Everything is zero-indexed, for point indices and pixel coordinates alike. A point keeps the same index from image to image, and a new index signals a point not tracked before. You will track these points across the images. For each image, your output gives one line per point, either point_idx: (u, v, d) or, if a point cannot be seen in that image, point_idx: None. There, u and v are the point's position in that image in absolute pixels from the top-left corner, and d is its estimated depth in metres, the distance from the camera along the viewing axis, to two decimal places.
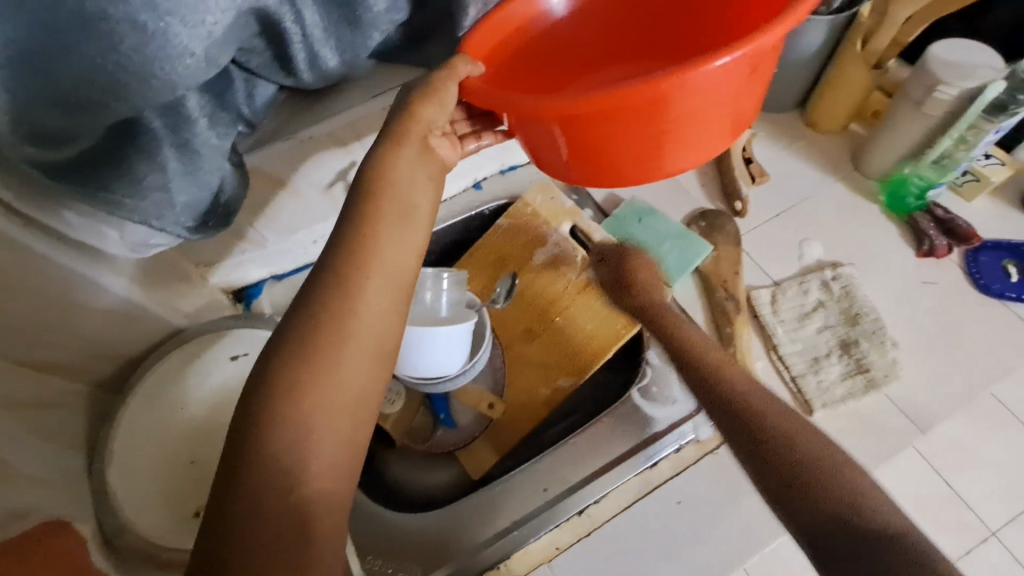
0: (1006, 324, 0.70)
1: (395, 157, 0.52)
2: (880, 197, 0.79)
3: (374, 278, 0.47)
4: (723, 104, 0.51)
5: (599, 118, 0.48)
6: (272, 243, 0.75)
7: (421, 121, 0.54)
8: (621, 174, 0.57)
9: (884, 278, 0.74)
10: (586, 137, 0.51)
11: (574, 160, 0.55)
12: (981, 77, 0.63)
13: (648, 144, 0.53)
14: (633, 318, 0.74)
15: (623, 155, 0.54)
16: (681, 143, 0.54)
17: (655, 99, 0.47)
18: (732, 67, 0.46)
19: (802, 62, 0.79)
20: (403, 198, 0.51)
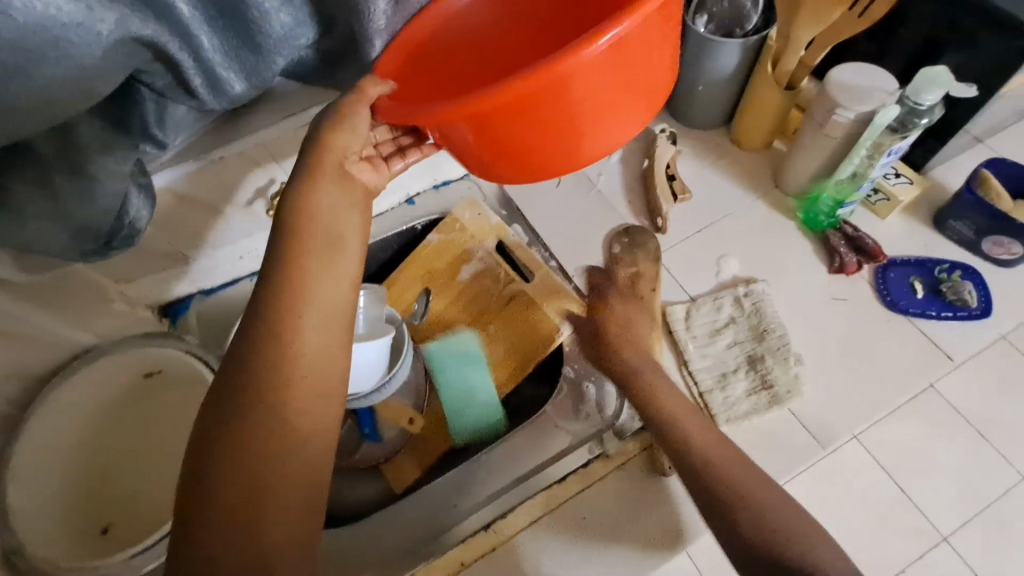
0: (913, 340, 0.72)
1: (316, 187, 0.51)
2: (797, 214, 0.81)
3: (308, 316, 0.47)
4: (633, 80, 0.49)
5: (506, 113, 0.46)
6: (194, 258, 0.75)
7: (335, 148, 0.54)
8: (547, 168, 0.55)
9: (797, 294, 0.75)
10: (500, 136, 0.49)
11: (496, 161, 0.53)
12: (877, 100, 0.66)
13: (568, 134, 0.51)
14: (552, 332, 0.75)
15: (545, 146, 0.51)
16: (601, 127, 0.51)
17: (564, 80, 0.44)
18: (626, 38, 0.44)
19: (721, 83, 0.81)
20: (327, 229, 0.50)
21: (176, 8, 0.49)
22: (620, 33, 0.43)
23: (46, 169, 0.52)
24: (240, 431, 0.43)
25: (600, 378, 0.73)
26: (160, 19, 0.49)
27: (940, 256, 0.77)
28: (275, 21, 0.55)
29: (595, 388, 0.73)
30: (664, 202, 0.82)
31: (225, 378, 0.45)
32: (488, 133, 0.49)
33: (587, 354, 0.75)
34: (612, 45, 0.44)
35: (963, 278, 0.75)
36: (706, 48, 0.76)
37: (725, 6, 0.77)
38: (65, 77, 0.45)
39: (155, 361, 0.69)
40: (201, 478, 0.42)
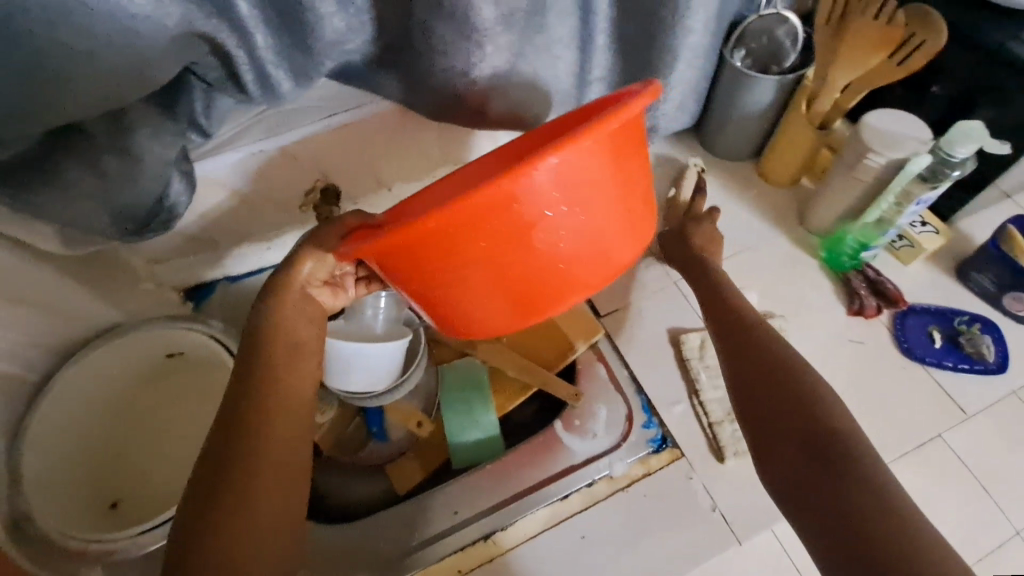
0: (925, 389, 0.72)
1: (281, 307, 0.51)
2: (819, 252, 0.81)
3: (276, 404, 0.48)
4: (579, 194, 0.40)
5: (459, 256, 0.40)
6: (222, 246, 0.78)
7: (298, 276, 0.51)
8: (515, 306, 0.45)
9: (813, 332, 0.76)
10: (452, 271, 0.41)
11: (446, 308, 0.45)
12: (908, 149, 0.66)
13: (512, 276, 0.42)
14: (566, 351, 0.76)
15: (512, 280, 0.42)
16: (573, 246, 0.42)
17: (489, 215, 0.38)
18: (584, 158, 0.39)
19: (754, 116, 0.82)
20: (289, 338, 0.50)
21: (235, 6, 0.51)
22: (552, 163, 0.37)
23: (96, 150, 0.54)
24: (210, 523, 0.43)
25: (613, 401, 0.73)
26: (223, 17, 0.51)
27: (961, 307, 0.76)
28: (328, 24, 0.57)
29: (607, 409, 0.73)
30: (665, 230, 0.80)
31: (205, 457, 0.46)
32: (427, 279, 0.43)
33: (599, 372, 0.75)
34: (570, 168, 0.38)
35: (982, 331, 0.74)
36: (741, 82, 0.78)
37: (764, 43, 0.79)
38: (125, 66, 0.47)
39: (178, 344, 0.71)
40: (181, 552, 0.43)
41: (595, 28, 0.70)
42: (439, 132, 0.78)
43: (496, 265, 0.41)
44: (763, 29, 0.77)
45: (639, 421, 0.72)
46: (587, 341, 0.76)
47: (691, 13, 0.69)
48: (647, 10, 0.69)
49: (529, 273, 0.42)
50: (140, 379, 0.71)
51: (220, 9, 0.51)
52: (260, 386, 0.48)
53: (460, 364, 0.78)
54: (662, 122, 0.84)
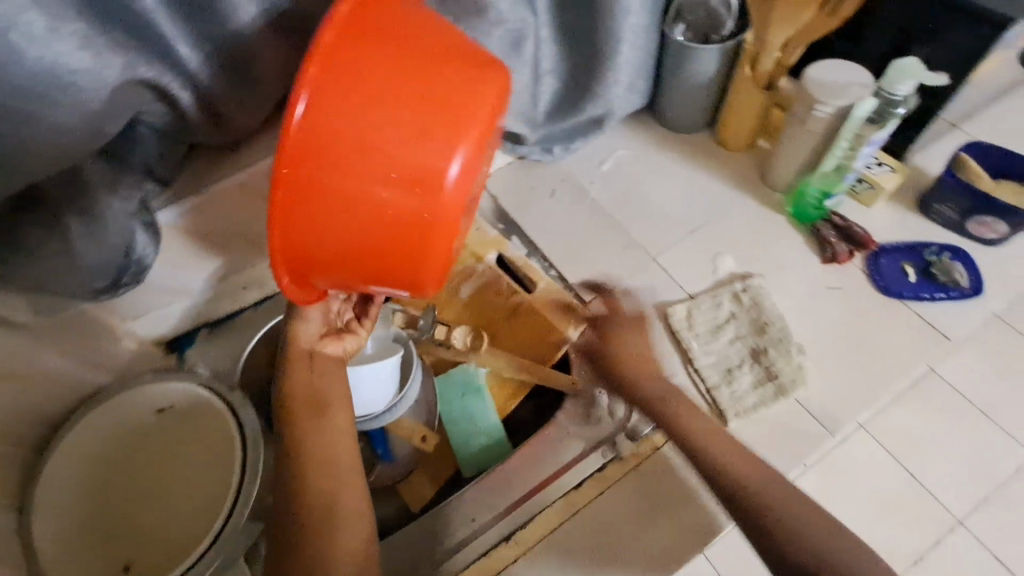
0: (909, 324, 0.74)
1: (291, 372, 0.61)
2: (786, 208, 0.83)
3: (322, 454, 0.59)
4: (360, 100, 0.41)
5: (331, 212, 0.44)
6: (196, 290, 0.77)
7: (299, 337, 0.62)
8: (414, 219, 0.44)
9: (793, 285, 0.77)
10: (338, 227, 0.45)
11: (377, 269, 0.47)
12: (853, 95, 0.68)
13: (379, 201, 0.43)
14: (558, 341, 0.76)
15: (389, 198, 0.43)
16: (402, 143, 0.42)
17: (303, 171, 0.42)
18: (343, 51, 0.41)
19: (701, 87, 0.84)
20: (311, 395, 0.61)
21: (177, 50, 0.53)
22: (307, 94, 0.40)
23: (58, 212, 0.55)
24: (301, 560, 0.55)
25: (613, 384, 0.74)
26: (166, 63, 0.54)
27: (930, 239, 0.78)
28: (271, 57, 0.59)
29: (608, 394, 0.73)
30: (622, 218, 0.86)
31: (282, 511, 0.58)
32: (332, 256, 0.47)
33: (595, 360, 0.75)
34: (335, 62, 0.41)
35: (953, 259, 0.76)
36: (685, 55, 0.80)
37: (701, 15, 0.81)
38: (74, 120, 0.48)
39: (164, 398, 0.70)
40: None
41: (540, 22, 0.73)
42: None
43: (359, 203, 0.43)
44: (698, 2, 0.79)
45: None
46: (576, 327, 0.77)
47: None
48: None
49: (389, 189, 0.43)
50: (130, 442, 0.69)
51: (164, 56, 0.53)
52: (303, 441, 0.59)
53: (457, 373, 0.78)
54: (615, 106, 0.85)
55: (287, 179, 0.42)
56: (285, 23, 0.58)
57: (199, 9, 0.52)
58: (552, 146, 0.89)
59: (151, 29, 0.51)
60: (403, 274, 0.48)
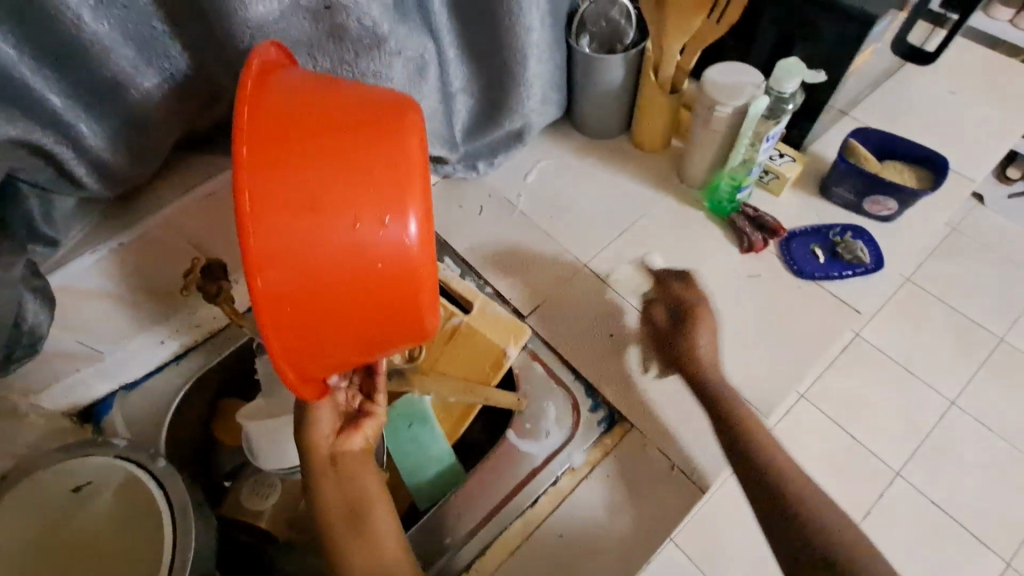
0: (824, 301, 0.78)
1: (321, 485, 0.61)
2: (703, 203, 0.86)
3: (372, 558, 0.58)
4: (300, 192, 0.45)
5: (316, 283, 0.47)
6: (106, 355, 0.73)
7: (318, 444, 0.63)
8: (396, 262, 0.48)
9: (716, 277, 0.81)
10: (325, 294, 0.48)
11: (374, 328, 0.52)
12: (748, 94, 0.72)
13: (358, 270, 0.48)
14: (499, 358, 0.76)
15: (368, 250, 0.47)
16: (357, 211, 0.47)
17: (278, 274, 0.45)
18: (266, 149, 0.45)
19: (611, 95, 0.87)
20: (350, 503, 0.61)
21: (47, 101, 0.50)
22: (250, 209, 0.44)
23: None
24: None
25: (557, 395, 0.74)
26: (33, 117, 0.50)
27: (833, 222, 0.83)
28: (158, 100, 0.57)
29: (553, 405, 0.73)
30: (553, 229, 0.87)
31: None
32: (327, 335, 0.50)
33: (537, 373, 0.76)
34: (270, 146, 0.45)
35: (854, 238, 0.82)
36: (592, 65, 0.82)
37: (603, 26, 0.84)
38: None
39: (81, 474, 0.63)
40: None
41: (445, 44, 0.73)
42: None
43: (342, 279, 0.47)
44: (599, 14, 0.82)
45: (585, 407, 0.73)
46: (517, 343, 0.76)
47: (525, 13, 0.71)
48: (485, 19, 0.73)
49: (363, 254, 0.47)
50: (53, 523, 0.64)
51: (34, 110, 0.50)
52: (355, 552, 0.58)
53: (400, 404, 0.76)
54: (532, 119, 0.86)
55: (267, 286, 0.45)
56: (171, 67, 0.57)
57: (71, 56, 0.49)
58: (475, 162, 0.89)
59: (12, 81, 0.47)
60: (401, 322, 0.52)
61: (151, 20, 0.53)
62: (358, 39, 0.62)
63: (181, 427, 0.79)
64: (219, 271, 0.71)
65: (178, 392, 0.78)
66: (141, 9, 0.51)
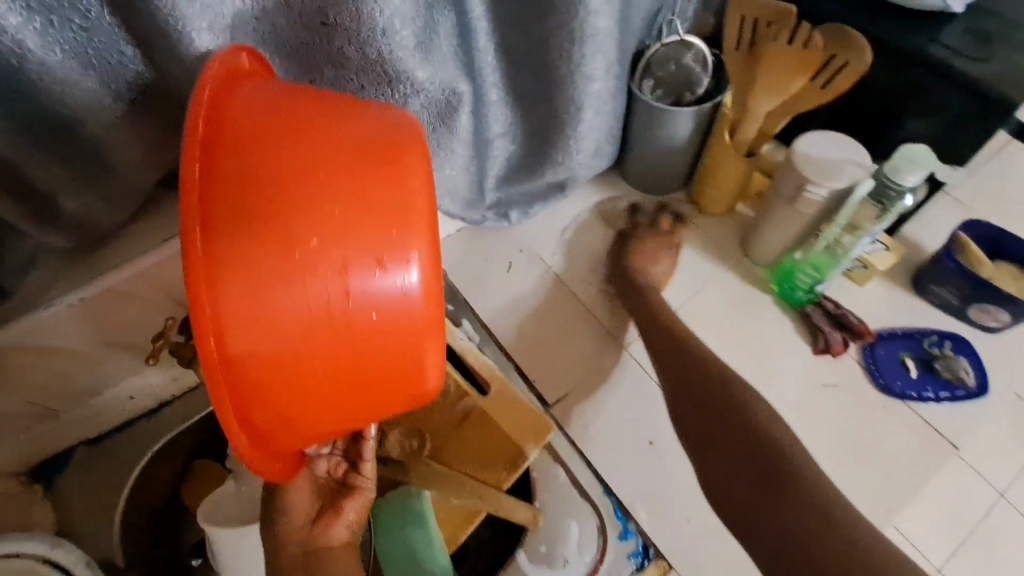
0: (912, 427, 0.65)
1: None
2: (770, 285, 0.74)
3: None
4: (268, 228, 0.33)
5: (293, 345, 0.34)
6: (63, 412, 0.63)
7: (289, 536, 0.51)
8: (398, 316, 0.35)
9: (782, 383, 0.67)
10: (300, 361, 0.35)
11: (365, 404, 0.38)
12: (849, 176, 0.59)
13: (345, 332, 0.35)
14: (515, 459, 0.64)
15: (361, 301, 0.34)
16: (342, 253, 0.34)
17: (237, 342, 0.33)
18: (225, 175, 0.33)
19: (673, 151, 0.74)
20: None
21: None
22: (200, 256, 0.32)
23: None
24: None
25: (581, 513, 0.62)
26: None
27: (928, 326, 0.70)
28: (126, 141, 0.46)
29: (577, 525, 0.61)
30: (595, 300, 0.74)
31: None
32: (305, 415, 0.37)
33: (561, 480, 0.63)
34: (239, 165, 0.34)
35: (956, 351, 0.68)
36: (655, 117, 0.70)
37: (671, 70, 0.71)
38: None
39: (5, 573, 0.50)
40: None
41: (487, 84, 0.62)
42: None
43: (323, 344, 0.34)
44: (669, 55, 0.69)
45: (614, 535, 0.61)
46: (538, 444, 0.64)
47: (587, 60, 0.60)
48: (539, 60, 0.61)
49: (352, 310, 0.34)
50: None
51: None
52: None
53: (395, 498, 0.62)
54: (579, 171, 0.74)
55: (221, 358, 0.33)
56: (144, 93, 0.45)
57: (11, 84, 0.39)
58: (508, 211, 0.76)
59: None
60: (401, 394, 0.39)
61: (120, 44, 0.42)
62: (366, 76, 0.51)
63: (144, 495, 0.68)
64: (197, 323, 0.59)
65: (148, 451, 0.69)
66: (107, 30, 0.40)
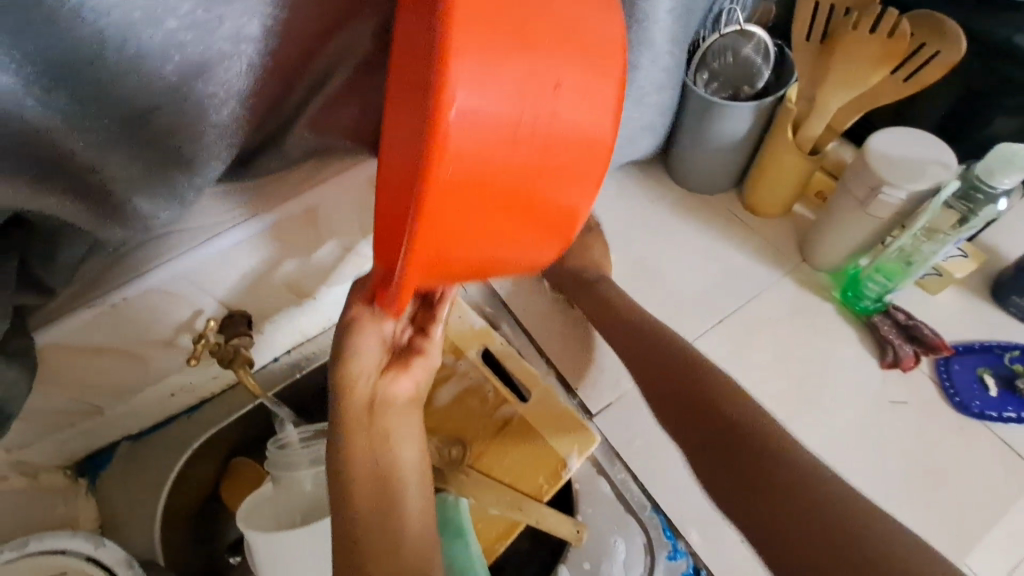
0: (993, 450, 0.60)
1: (349, 451, 0.45)
2: (832, 293, 0.69)
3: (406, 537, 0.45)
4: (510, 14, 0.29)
5: (505, 153, 0.30)
6: (105, 408, 0.63)
7: (355, 383, 0.46)
8: (608, 124, 0.34)
9: (844, 399, 0.63)
10: (500, 174, 0.31)
11: (519, 244, 0.37)
12: (932, 176, 0.54)
13: (550, 156, 0.33)
14: (557, 469, 0.62)
15: (580, 117, 0.33)
16: (566, 67, 0.31)
17: (473, 129, 0.28)
18: None
19: (728, 147, 0.70)
20: (380, 480, 0.45)
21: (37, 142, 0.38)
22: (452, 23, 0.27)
23: None
24: None
25: (628, 529, 0.59)
26: (41, 179, 0.38)
27: (1009, 340, 0.64)
28: None
29: (622, 542, 0.58)
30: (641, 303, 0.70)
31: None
32: (473, 240, 0.34)
33: (606, 495, 0.61)
34: None
35: None
36: (710, 113, 0.65)
37: (729, 62, 0.66)
38: None
39: None
40: None
41: None
42: (360, 220, 0.62)
43: (525, 162, 0.32)
44: (726, 46, 0.65)
45: (662, 553, 0.58)
46: (582, 454, 0.62)
47: (643, 53, 0.56)
48: None
49: (561, 131, 0.32)
50: None
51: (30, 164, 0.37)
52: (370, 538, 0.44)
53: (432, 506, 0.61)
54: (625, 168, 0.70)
55: (448, 143, 0.28)
56: (236, 93, 0.39)
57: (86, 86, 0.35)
58: None
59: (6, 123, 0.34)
60: (547, 241, 0.39)
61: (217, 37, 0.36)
62: None
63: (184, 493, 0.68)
64: (241, 324, 0.62)
65: (187, 449, 0.69)
66: None
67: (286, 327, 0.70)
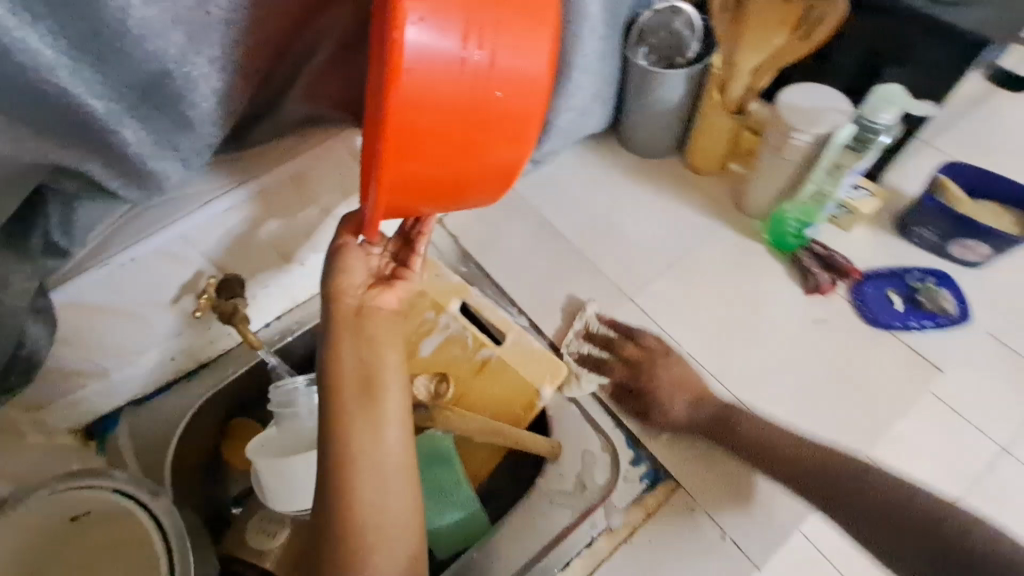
0: (901, 355, 0.70)
1: (339, 348, 0.57)
2: (763, 236, 0.78)
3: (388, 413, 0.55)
4: None
5: (448, 75, 0.41)
6: (113, 371, 0.68)
7: (344, 296, 0.59)
8: (534, 65, 0.43)
9: (776, 323, 0.72)
10: (446, 93, 0.41)
11: (473, 162, 0.46)
12: (831, 121, 0.64)
13: (488, 81, 0.42)
14: (532, 398, 0.70)
15: (509, 51, 0.42)
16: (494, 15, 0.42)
17: (420, 54, 0.39)
18: None
19: (668, 112, 0.79)
20: (363, 370, 0.56)
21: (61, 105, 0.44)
22: None
23: None
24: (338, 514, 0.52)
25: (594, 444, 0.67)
26: (73, 129, 0.46)
27: (911, 265, 0.75)
28: None
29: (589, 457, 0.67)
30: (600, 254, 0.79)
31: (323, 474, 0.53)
32: (430, 153, 0.44)
33: (576, 419, 0.69)
34: None
35: (937, 285, 0.73)
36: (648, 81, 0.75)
37: (663, 37, 0.76)
38: None
39: (79, 503, 0.57)
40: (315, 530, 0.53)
41: None
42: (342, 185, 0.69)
43: (467, 84, 0.42)
44: (659, 22, 0.74)
45: (626, 460, 0.66)
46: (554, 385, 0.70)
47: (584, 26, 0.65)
48: None
49: (495, 61, 0.42)
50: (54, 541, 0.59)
51: (64, 119, 0.45)
52: (350, 412, 0.54)
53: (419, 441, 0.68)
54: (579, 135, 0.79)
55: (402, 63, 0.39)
56: (228, 56, 0.48)
57: (108, 52, 0.43)
58: None
59: (47, 84, 0.42)
60: (497, 161, 0.48)
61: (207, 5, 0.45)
62: None
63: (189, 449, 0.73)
64: (237, 286, 0.67)
65: (190, 409, 0.74)
66: None
67: (276, 293, 0.76)
